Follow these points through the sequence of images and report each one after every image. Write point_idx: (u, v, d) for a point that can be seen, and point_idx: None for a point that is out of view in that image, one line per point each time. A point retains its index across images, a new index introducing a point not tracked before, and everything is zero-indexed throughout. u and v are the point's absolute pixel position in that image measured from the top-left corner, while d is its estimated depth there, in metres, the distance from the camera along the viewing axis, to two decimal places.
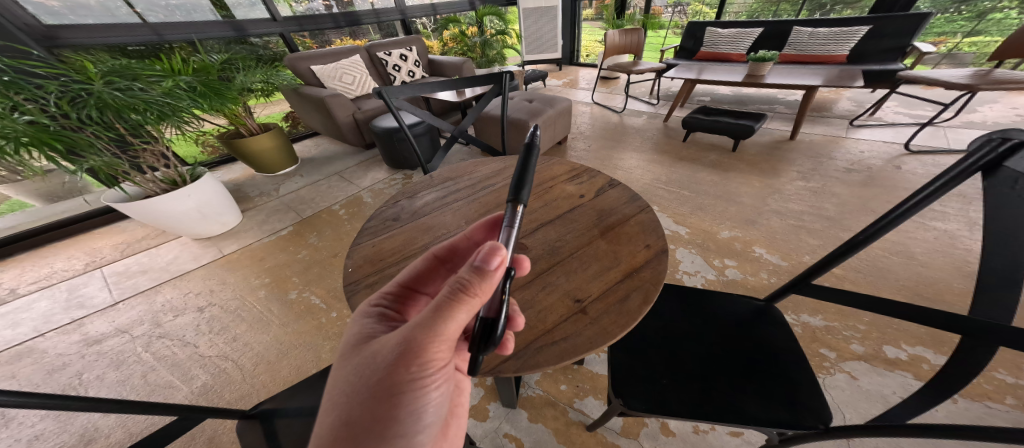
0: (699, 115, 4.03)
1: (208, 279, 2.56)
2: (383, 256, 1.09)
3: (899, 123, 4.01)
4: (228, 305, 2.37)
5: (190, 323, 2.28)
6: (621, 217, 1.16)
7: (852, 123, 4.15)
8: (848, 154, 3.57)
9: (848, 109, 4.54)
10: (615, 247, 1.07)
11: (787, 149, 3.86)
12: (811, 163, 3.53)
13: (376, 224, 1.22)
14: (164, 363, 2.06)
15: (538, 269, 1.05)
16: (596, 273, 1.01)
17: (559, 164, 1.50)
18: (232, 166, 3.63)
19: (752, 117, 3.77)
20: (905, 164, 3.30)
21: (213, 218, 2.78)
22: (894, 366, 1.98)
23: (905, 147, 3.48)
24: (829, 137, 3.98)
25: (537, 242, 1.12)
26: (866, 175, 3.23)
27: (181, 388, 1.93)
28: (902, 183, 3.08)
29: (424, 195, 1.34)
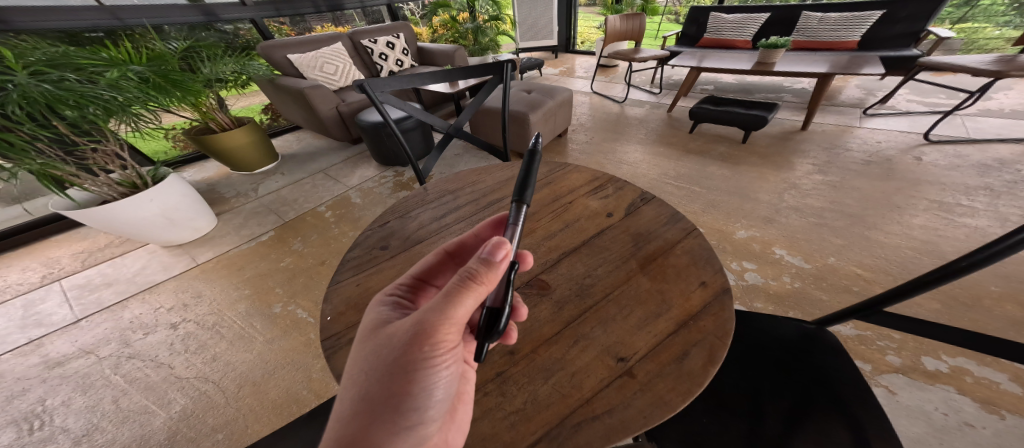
0: (708, 106, 3.79)
1: (182, 291, 2.20)
2: (370, 300, 0.86)
3: (914, 111, 3.81)
4: (206, 321, 2.05)
5: (163, 342, 1.96)
6: (665, 242, 0.91)
7: (865, 112, 3.95)
8: (865, 144, 3.39)
9: (858, 98, 4.34)
10: (661, 286, 0.83)
11: (800, 139, 3.65)
12: (828, 155, 3.34)
13: (362, 252, 0.97)
14: (137, 386, 1.77)
15: (565, 317, 0.82)
16: (642, 323, 0.77)
17: (575, 171, 1.26)
18: (204, 164, 3.27)
19: (764, 107, 3.56)
20: (925, 155, 3.14)
21: (183, 224, 2.39)
22: (936, 380, 1.72)
23: (924, 137, 3.31)
24: (842, 126, 3.79)
25: (561, 280, 0.88)
26: (886, 167, 3.06)
27: (158, 414, 1.67)
28: (924, 176, 2.92)
29: (419, 212, 1.11)
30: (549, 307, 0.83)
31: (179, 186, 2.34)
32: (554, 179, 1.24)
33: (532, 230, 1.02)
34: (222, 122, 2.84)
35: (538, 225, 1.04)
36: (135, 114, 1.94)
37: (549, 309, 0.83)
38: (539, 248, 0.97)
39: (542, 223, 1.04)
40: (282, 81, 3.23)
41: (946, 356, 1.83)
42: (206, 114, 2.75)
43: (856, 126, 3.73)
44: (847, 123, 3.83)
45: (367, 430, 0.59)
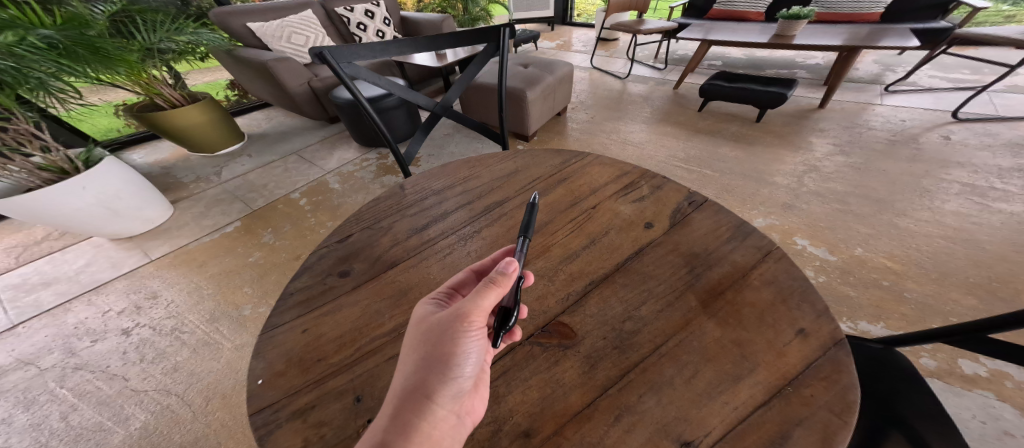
0: (719, 82, 3.48)
1: (135, 292, 1.90)
2: (325, 350, 0.59)
3: (938, 88, 3.50)
4: (163, 326, 1.77)
5: (115, 349, 1.68)
6: (733, 266, 0.65)
7: (886, 88, 3.65)
8: (888, 123, 3.16)
9: (875, 72, 4.00)
10: (737, 333, 0.56)
11: (818, 117, 3.39)
12: (849, 134, 3.09)
13: (312, 278, 0.69)
14: (87, 402, 1.51)
15: (600, 382, 0.56)
16: (715, 393, 0.51)
17: (594, 168, 1.01)
18: (157, 144, 2.87)
19: (782, 84, 3.27)
20: (953, 133, 2.92)
21: (130, 215, 2.05)
22: (973, 384, 1.36)
23: (952, 115, 3.07)
24: (861, 104, 3.51)
25: (591, 323, 0.63)
26: (912, 148, 2.83)
27: (117, 431, 1.42)
28: (952, 157, 2.70)
29: (394, 220, 0.84)
30: (575, 367, 0.58)
31: (116, 170, 1.99)
32: (568, 177, 0.98)
33: (547, 248, 0.77)
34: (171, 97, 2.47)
35: (555, 242, 0.78)
36: (44, 89, 1.58)
37: (575, 370, 0.58)
38: (558, 274, 0.72)
39: (560, 239, 0.79)
40: (243, 54, 2.83)
41: (983, 357, 1.45)
42: (149, 89, 2.38)
43: (877, 103, 3.46)
44: (866, 100, 3.54)
45: (429, 379, 0.48)
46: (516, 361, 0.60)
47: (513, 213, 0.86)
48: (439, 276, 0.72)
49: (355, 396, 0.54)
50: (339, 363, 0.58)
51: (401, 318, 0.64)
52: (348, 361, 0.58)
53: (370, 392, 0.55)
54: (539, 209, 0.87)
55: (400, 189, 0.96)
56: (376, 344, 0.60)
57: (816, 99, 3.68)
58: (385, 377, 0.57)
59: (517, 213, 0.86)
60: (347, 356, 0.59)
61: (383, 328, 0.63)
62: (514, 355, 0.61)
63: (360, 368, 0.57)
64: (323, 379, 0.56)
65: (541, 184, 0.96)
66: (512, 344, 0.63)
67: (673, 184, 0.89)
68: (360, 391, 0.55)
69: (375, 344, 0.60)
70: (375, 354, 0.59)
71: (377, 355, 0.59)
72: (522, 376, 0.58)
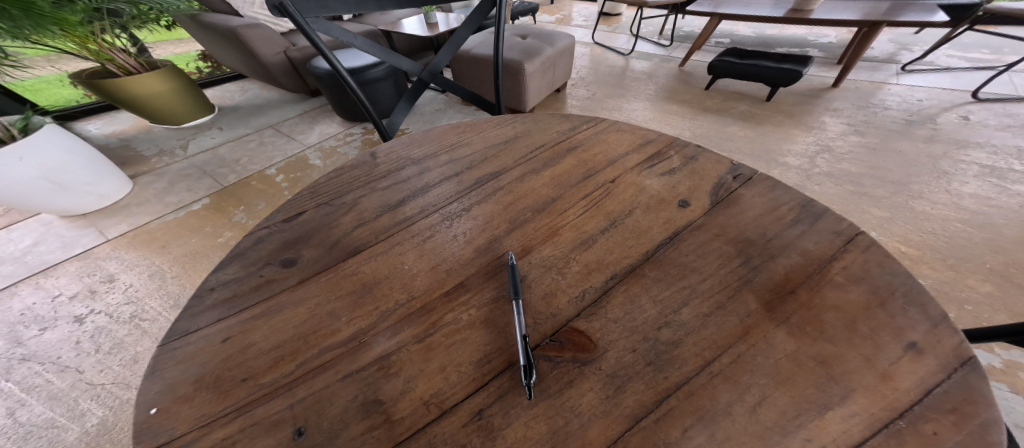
0: (730, 58, 3.24)
1: (89, 275, 1.64)
2: (253, 367, 0.42)
3: (954, 67, 3.33)
4: (121, 313, 1.50)
5: (66, 337, 1.42)
6: (803, 258, 0.50)
7: (902, 67, 3.43)
8: (904, 102, 2.96)
9: (890, 52, 3.74)
10: (820, 346, 0.41)
11: (831, 97, 3.15)
12: (864, 114, 2.87)
13: (243, 267, 0.52)
14: (37, 396, 1.26)
15: (630, 411, 0.40)
16: (795, 430, 0.36)
17: (610, 136, 0.84)
18: (116, 115, 2.60)
19: (796, 61, 3.06)
20: (972, 113, 2.73)
21: (82, 190, 1.84)
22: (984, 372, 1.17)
23: (972, 95, 2.88)
24: (875, 83, 3.28)
25: (616, 330, 0.47)
26: (930, 128, 2.61)
27: (71, 429, 1.17)
28: (970, 137, 2.49)
29: (361, 195, 0.67)
30: (595, 389, 0.42)
31: (57, 141, 1.74)
32: (578, 145, 0.81)
33: (555, 232, 0.61)
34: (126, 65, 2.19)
35: (565, 223, 0.62)
36: None
37: (595, 392, 0.41)
38: (571, 265, 0.56)
39: (573, 219, 0.63)
40: (208, 18, 2.51)
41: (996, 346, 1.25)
42: (100, 55, 2.08)
43: (892, 82, 3.24)
44: (882, 79, 3.32)
45: None
46: (515, 380, 0.43)
47: (513, 189, 0.69)
48: (416, 268, 0.55)
49: (291, 431, 0.38)
50: (271, 384, 0.41)
51: (363, 323, 0.48)
52: (286, 380, 0.41)
53: (314, 424, 0.39)
54: (543, 183, 0.70)
55: (370, 157, 0.78)
56: (328, 356, 0.44)
57: (830, 78, 3.43)
58: (336, 402, 0.40)
59: (518, 188, 0.69)
60: (285, 373, 0.42)
61: (339, 335, 0.46)
62: (512, 372, 0.43)
63: (302, 390, 0.41)
64: (245, 406, 0.39)
65: (546, 153, 0.79)
66: (511, 355, 0.45)
67: (709, 157, 0.73)
68: (301, 422, 0.38)
69: (327, 357, 0.44)
70: (325, 372, 0.43)
71: (328, 372, 0.43)
72: (522, 401, 0.41)
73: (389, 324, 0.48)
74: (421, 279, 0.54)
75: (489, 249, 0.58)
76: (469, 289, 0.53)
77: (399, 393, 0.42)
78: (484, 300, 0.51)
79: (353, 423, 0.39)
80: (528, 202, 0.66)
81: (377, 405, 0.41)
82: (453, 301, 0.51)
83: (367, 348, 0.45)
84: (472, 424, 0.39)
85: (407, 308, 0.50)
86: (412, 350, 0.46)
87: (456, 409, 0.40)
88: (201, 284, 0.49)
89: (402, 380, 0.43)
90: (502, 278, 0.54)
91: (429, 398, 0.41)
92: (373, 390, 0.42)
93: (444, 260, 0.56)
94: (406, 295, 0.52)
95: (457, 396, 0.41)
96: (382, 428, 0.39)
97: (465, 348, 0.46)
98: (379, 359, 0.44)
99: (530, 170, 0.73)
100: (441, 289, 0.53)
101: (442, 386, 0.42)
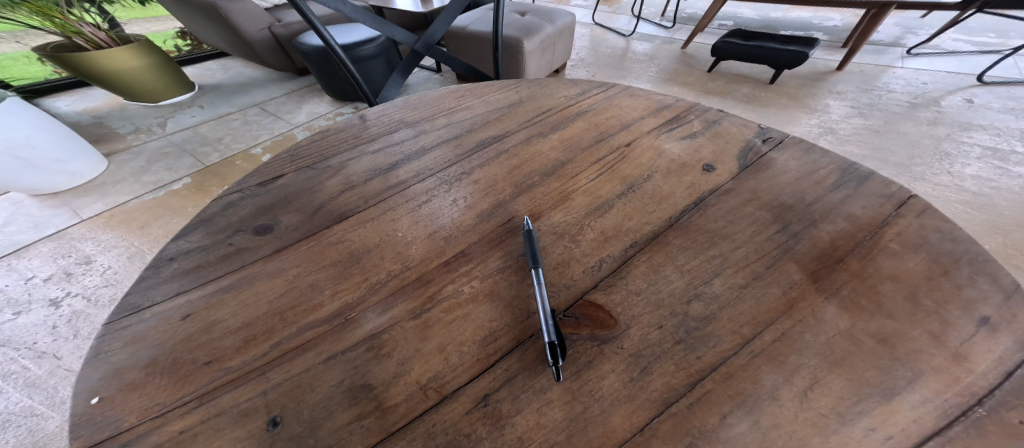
0: (734, 40, 3.09)
1: (64, 256, 1.55)
2: (218, 346, 0.35)
3: (960, 51, 3.20)
4: (100, 296, 1.41)
5: (42, 322, 1.34)
6: (850, 224, 0.45)
7: (908, 51, 3.28)
8: (908, 86, 2.83)
9: (896, 35, 3.59)
10: (879, 322, 0.36)
11: (834, 80, 3.01)
12: (869, 97, 2.74)
13: (210, 235, 0.45)
14: (13, 384, 1.18)
15: (658, 395, 0.33)
16: (855, 417, 0.31)
17: (622, 101, 0.77)
18: (87, 91, 2.44)
19: (802, 42, 2.91)
20: (977, 97, 2.62)
21: (52, 168, 1.73)
22: None
23: (976, 79, 2.78)
24: (880, 67, 3.13)
25: (639, 303, 0.41)
26: (934, 110, 2.52)
27: (51, 417, 1.11)
28: (973, 119, 2.41)
29: (349, 159, 0.60)
30: (618, 370, 0.35)
31: (25, 117, 1.62)
32: (588, 110, 0.74)
33: (567, 197, 0.55)
34: (96, 38, 2.02)
35: (578, 188, 0.56)
36: None
37: (618, 375, 0.35)
38: (585, 232, 0.49)
39: (586, 184, 0.57)
40: None
41: None
42: (65, 28, 1.91)
43: (899, 65, 3.10)
44: (887, 62, 3.17)
45: None
46: (526, 361, 0.37)
47: (519, 152, 0.63)
48: (411, 236, 0.49)
49: (266, 420, 0.32)
50: (241, 367, 0.34)
51: (350, 296, 0.41)
52: (259, 361, 0.35)
53: (294, 412, 0.33)
54: (552, 146, 0.64)
55: (358, 120, 0.70)
56: (311, 334, 0.38)
57: (834, 62, 3.26)
58: (320, 387, 0.34)
59: (525, 152, 0.63)
60: (258, 354, 0.35)
61: (324, 310, 0.40)
62: (523, 351, 0.37)
63: (279, 374, 0.34)
64: (208, 394, 0.32)
65: (553, 117, 0.72)
66: (520, 333, 0.39)
67: (731, 123, 0.67)
68: (277, 410, 0.32)
69: (309, 335, 0.37)
70: (305, 352, 0.36)
71: (309, 354, 0.36)
72: (535, 384, 0.35)
73: (379, 298, 0.42)
74: (417, 248, 0.47)
75: (494, 215, 0.52)
76: (470, 260, 0.46)
77: (392, 376, 0.36)
78: (488, 271, 0.45)
79: (339, 410, 0.33)
80: (535, 166, 0.60)
81: (366, 391, 0.35)
82: (453, 272, 0.45)
83: (356, 325, 0.39)
84: (478, 412, 0.33)
85: (400, 280, 0.44)
86: (408, 328, 0.40)
87: (458, 395, 0.34)
88: (156, 254, 0.42)
89: (396, 362, 0.37)
90: (510, 246, 0.48)
91: (426, 382, 0.35)
92: (362, 373, 0.36)
93: (442, 227, 0.50)
94: (400, 266, 0.45)
95: (459, 380, 0.35)
96: (373, 417, 0.33)
97: (467, 326, 0.40)
98: (369, 338, 0.38)
99: (536, 133, 0.67)
100: (439, 260, 0.46)
101: (441, 368, 0.36)
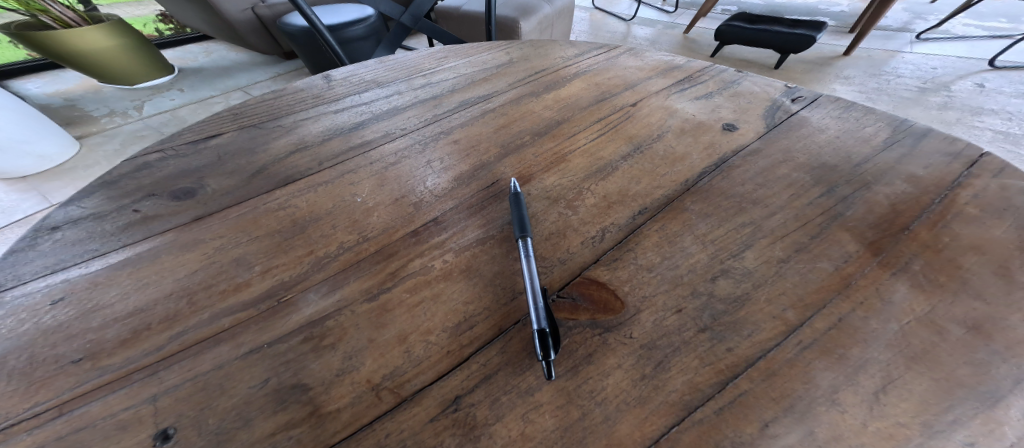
0: (736, 22, 2.43)
1: None
2: (89, 337, 0.28)
3: (970, 36, 2.57)
4: None
5: None
6: (912, 186, 0.37)
7: (917, 36, 2.62)
8: (915, 70, 2.24)
9: (904, 21, 2.91)
10: (966, 306, 0.28)
11: (840, 64, 2.39)
12: (875, 82, 2.17)
13: (111, 200, 0.38)
14: None
15: (677, 397, 0.25)
16: (948, 429, 0.22)
17: (624, 62, 0.67)
18: (60, 73, 2.31)
19: (810, 26, 2.25)
20: (987, 81, 2.08)
21: (14, 149, 1.53)
22: None
23: (988, 63, 2.21)
24: (889, 52, 2.47)
25: (653, 281, 0.32)
26: (944, 95, 1.99)
27: None
28: (984, 104, 1.91)
29: (305, 118, 0.52)
30: (626, 366, 0.27)
31: None
32: (587, 70, 0.65)
33: (562, 158, 0.46)
34: (65, 17, 1.84)
35: (575, 149, 0.48)
36: None
37: (626, 371, 0.27)
38: (585, 197, 0.41)
39: (584, 144, 0.48)
40: None
41: None
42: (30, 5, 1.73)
43: (907, 51, 2.44)
44: (895, 48, 2.51)
45: None
46: (510, 354, 0.28)
47: (508, 111, 0.55)
48: (372, 202, 0.40)
49: (151, 432, 0.23)
50: (126, 364, 0.26)
51: (286, 274, 0.33)
52: (151, 358, 0.27)
53: (195, 422, 0.24)
54: (545, 105, 0.56)
55: (322, 80, 0.61)
56: (228, 322, 0.29)
57: (841, 47, 2.60)
58: (235, 389, 0.26)
59: (514, 111, 0.55)
60: (151, 349, 0.27)
61: (250, 290, 0.32)
62: (506, 341, 0.29)
63: (177, 373, 0.26)
64: (73, 401, 0.24)
65: (547, 77, 0.63)
66: (503, 318, 0.31)
67: (754, 82, 0.58)
68: (171, 418, 0.24)
69: (225, 324, 0.29)
70: (219, 345, 0.28)
71: (225, 346, 0.28)
72: (519, 384, 0.26)
73: (325, 276, 0.33)
74: (379, 216, 0.39)
75: (475, 178, 0.44)
76: (446, 229, 0.38)
77: (335, 373, 0.27)
78: (465, 243, 0.37)
79: (260, 418, 0.25)
80: (525, 125, 0.52)
81: (299, 392, 0.26)
82: (422, 245, 0.36)
83: (292, 309, 0.31)
84: (445, 419, 0.25)
85: (355, 253, 0.35)
86: (360, 313, 0.31)
87: (420, 398, 0.26)
88: (36, 221, 0.34)
89: (341, 356, 0.28)
90: (493, 214, 0.40)
91: (380, 381, 0.27)
92: (293, 370, 0.27)
93: (414, 191, 0.42)
94: (356, 237, 0.37)
95: (423, 378, 0.27)
96: (305, 426, 0.24)
97: (437, 310, 0.31)
98: (309, 325, 0.30)
99: (527, 93, 0.59)
100: (406, 229, 0.38)
101: (400, 363, 0.28)
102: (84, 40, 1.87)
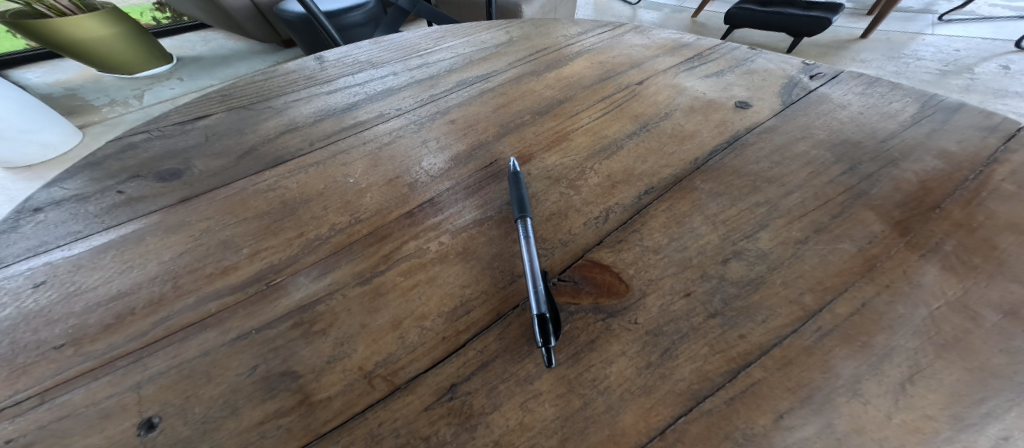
0: (747, 5, 2.30)
1: None
2: (65, 321, 0.27)
3: (997, 16, 2.43)
4: None
5: None
6: (944, 162, 0.35)
7: (939, 17, 2.48)
8: (938, 52, 2.13)
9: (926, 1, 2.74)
10: (1003, 289, 0.25)
11: (857, 47, 2.28)
12: (893, 65, 2.07)
13: (95, 181, 0.38)
14: None
15: (686, 386, 0.23)
16: (981, 423, 0.20)
17: (629, 40, 0.64)
18: (60, 62, 2.30)
19: (826, 8, 2.11)
20: (1014, 63, 1.98)
21: (19, 139, 1.49)
22: None
23: (1015, 44, 2.09)
24: (910, 33, 2.35)
25: (660, 263, 0.31)
26: (967, 77, 1.90)
27: None
28: (1010, 87, 1.82)
29: (296, 100, 0.51)
30: (630, 353, 0.25)
31: None
32: (590, 49, 0.62)
33: (564, 136, 0.44)
34: (59, 4, 1.80)
35: (578, 128, 0.46)
36: None
37: (631, 359, 0.25)
38: (588, 176, 0.39)
39: (587, 123, 0.46)
40: None
41: None
42: None
43: (928, 33, 2.32)
44: (916, 30, 2.38)
45: None
46: (508, 340, 0.26)
47: (507, 91, 0.52)
48: (365, 183, 0.39)
49: (135, 421, 0.22)
50: (109, 350, 0.26)
51: (276, 258, 0.32)
52: (135, 344, 0.26)
53: (180, 410, 0.23)
54: (547, 84, 0.53)
55: (314, 62, 0.59)
56: (215, 307, 0.28)
57: (858, 29, 2.48)
58: (220, 377, 0.25)
59: (513, 90, 0.52)
60: (134, 335, 0.27)
61: (238, 273, 0.31)
62: (504, 327, 0.27)
63: (161, 360, 0.25)
64: (55, 389, 0.24)
65: (548, 56, 0.60)
66: (501, 303, 0.29)
67: (768, 60, 0.55)
68: (155, 407, 0.23)
69: (212, 309, 0.28)
70: (206, 330, 0.27)
71: (211, 332, 0.27)
72: (518, 372, 0.25)
73: (316, 259, 0.32)
74: (371, 197, 0.38)
75: (473, 158, 0.42)
76: (441, 210, 0.36)
77: (325, 361, 0.26)
78: (461, 224, 0.35)
79: (248, 407, 0.23)
80: (525, 104, 0.50)
81: (288, 380, 0.25)
82: (417, 226, 0.35)
83: (281, 293, 0.30)
84: (440, 408, 0.23)
85: (347, 235, 0.34)
86: (352, 297, 0.29)
87: (414, 385, 0.24)
88: (20, 203, 0.35)
89: (332, 342, 0.27)
90: (491, 194, 0.38)
91: (373, 369, 0.25)
92: (282, 357, 0.26)
93: (409, 172, 0.40)
94: (348, 218, 0.35)
95: (417, 366, 0.25)
96: (295, 415, 0.23)
97: (432, 293, 0.30)
98: (298, 311, 0.28)
99: (528, 72, 0.56)
100: (399, 211, 0.36)
101: (393, 350, 0.26)
102: (78, 30, 1.83)
